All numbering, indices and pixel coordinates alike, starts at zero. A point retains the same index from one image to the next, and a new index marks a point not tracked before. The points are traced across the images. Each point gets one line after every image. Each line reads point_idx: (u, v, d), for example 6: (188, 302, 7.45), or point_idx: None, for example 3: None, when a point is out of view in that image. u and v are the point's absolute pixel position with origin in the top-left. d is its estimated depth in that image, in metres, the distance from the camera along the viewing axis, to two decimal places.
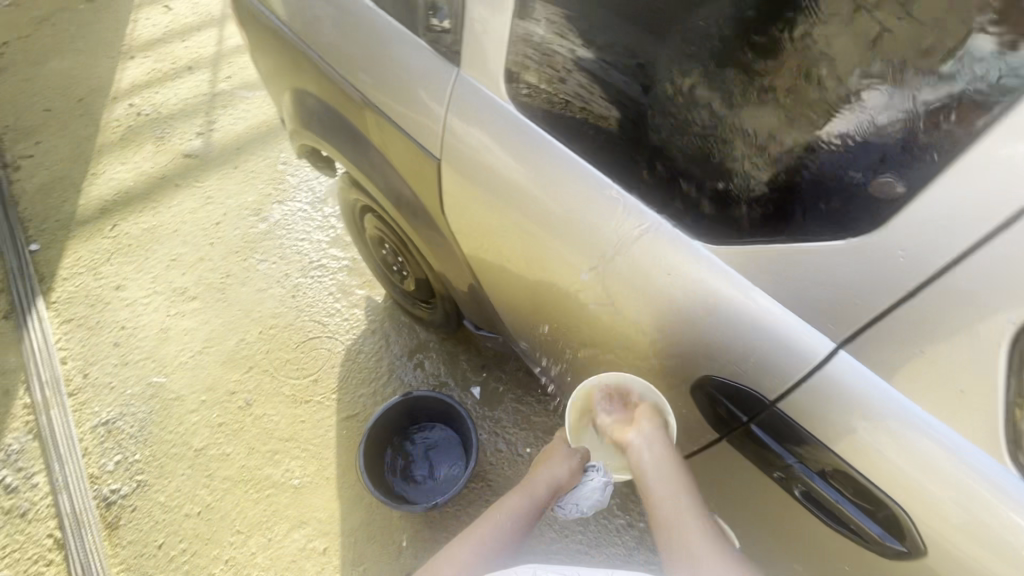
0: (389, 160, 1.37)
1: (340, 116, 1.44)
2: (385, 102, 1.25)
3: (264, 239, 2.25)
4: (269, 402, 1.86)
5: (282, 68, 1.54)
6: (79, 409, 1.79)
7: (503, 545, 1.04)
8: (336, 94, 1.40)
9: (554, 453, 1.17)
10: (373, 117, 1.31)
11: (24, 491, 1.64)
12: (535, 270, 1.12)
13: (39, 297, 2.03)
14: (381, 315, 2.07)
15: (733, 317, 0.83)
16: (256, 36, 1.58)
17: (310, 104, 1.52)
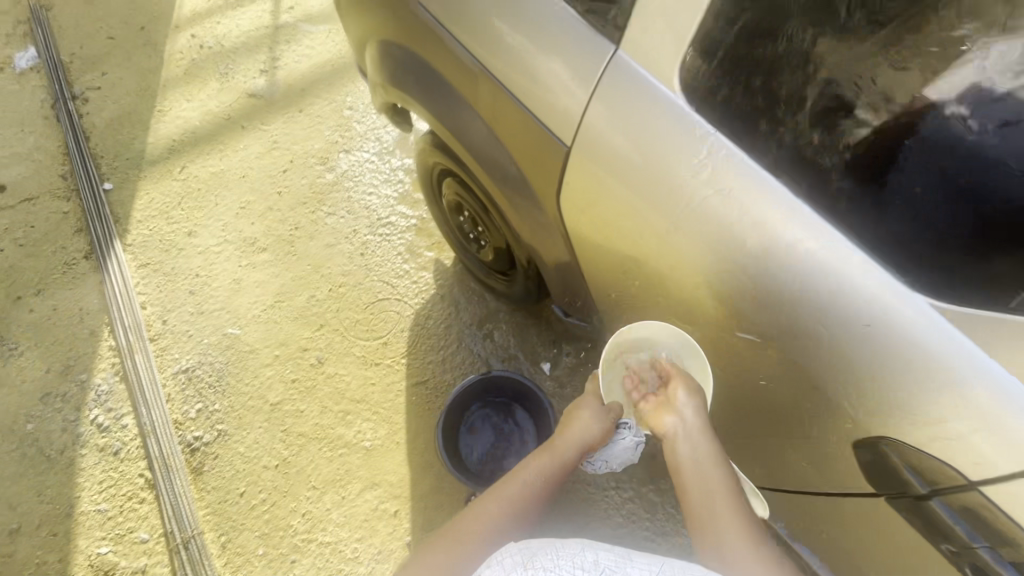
0: (490, 127, 1.22)
1: (435, 75, 1.30)
2: (500, 65, 1.11)
3: (331, 191, 2.18)
4: (340, 362, 1.86)
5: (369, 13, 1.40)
6: (161, 355, 1.84)
7: (541, 490, 1.04)
8: (435, 52, 1.26)
9: (587, 407, 1.16)
10: (479, 80, 1.17)
11: (115, 432, 1.71)
12: (665, 274, 1.02)
13: (116, 239, 2.04)
14: (450, 280, 2.01)
15: (942, 384, 0.76)
16: None
17: (397, 56, 1.38)
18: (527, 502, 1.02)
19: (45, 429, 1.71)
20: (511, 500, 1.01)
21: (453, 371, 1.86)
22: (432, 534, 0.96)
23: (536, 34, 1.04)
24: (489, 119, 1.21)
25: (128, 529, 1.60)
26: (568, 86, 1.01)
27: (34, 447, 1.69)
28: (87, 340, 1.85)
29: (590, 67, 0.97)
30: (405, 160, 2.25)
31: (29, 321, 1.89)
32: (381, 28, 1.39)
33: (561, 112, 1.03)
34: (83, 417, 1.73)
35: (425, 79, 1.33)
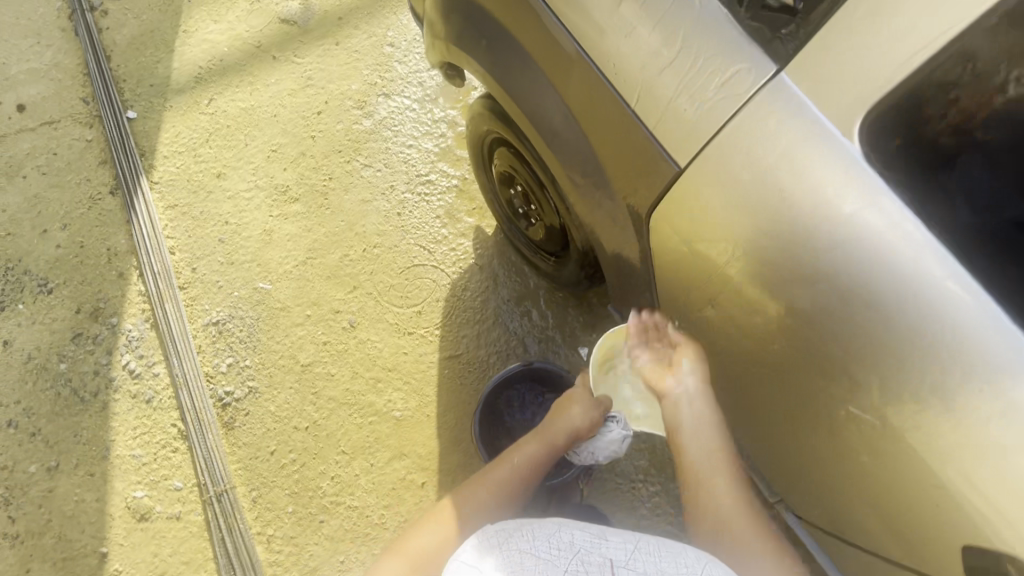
0: (572, 109, 1.06)
1: (510, 41, 1.13)
2: (601, 40, 0.96)
3: (368, 139, 2.03)
4: (372, 327, 1.81)
5: None
6: (191, 305, 1.79)
7: (527, 483, 1.15)
8: (516, 12, 1.09)
9: (576, 403, 1.24)
10: (570, 54, 1.02)
11: (147, 379, 1.70)
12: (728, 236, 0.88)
13: (143, 176, 1.94)
14: (490, 250, 1.91)
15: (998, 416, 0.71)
16: None
17: (463, 4, 1.22)
18: (515, 485, 1.13)
19: (77, 370, 1.70)
20: (506, 488, 1.12)
21: (488, 348, 1.80)
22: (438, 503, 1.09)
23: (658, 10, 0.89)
24: (571, 101, 1.06)
25: (162, 476, 1.63)
26: (684, 81, 0.87)
27: (67, 387, 1.69)
28: (116, 282, 1.80)
29: (719, 62, 0.84)
30: (449, 111, 2.07)
31: (56, 257, 1.83)
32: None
33: (666, 107, 0.90)
34: (115, 362, 1.71)
35: (496, 43, 1.17)
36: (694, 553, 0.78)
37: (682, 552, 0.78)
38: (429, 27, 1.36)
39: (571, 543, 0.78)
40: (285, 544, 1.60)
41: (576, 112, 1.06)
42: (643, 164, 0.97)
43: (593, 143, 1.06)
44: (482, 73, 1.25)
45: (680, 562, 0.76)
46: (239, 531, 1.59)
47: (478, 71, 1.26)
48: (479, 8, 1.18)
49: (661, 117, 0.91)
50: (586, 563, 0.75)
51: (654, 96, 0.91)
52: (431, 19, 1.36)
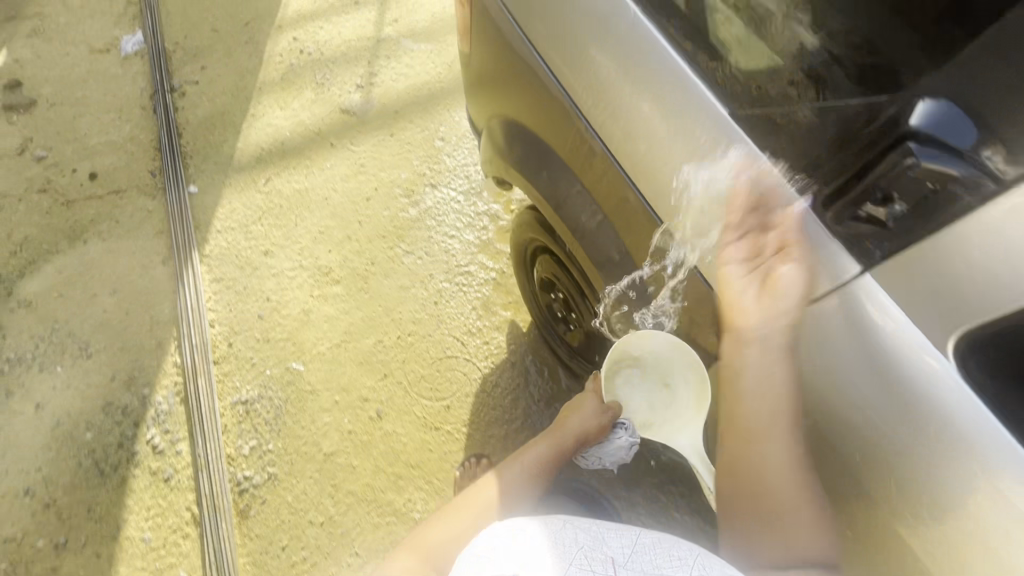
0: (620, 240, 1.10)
1: (563, 168, 1.19)
2: (643, 179, 0.95)
3: (412, 227, 2.08)
4: (399, 419, 1.78)
5: (502, 86, 1.30)
6: (223, 381, 1.80)
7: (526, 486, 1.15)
8: (568, 143, 1.14)
9: (585, 405, 1.22)
10: (618, 189, 1.03)
11: (169, 457, 1.68)
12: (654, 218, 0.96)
13: (195, 249, 2.01)
14: (523, 347, 1.89)
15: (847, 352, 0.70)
16: (481, 42, 1.33)
17: (526, 136, 1.28)
18: (519, 483, 1.14)
19: (102, 441, 1.69)
20: (506, 489, 1.13)
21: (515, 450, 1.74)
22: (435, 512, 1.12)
23: (671, 133, 0.86)
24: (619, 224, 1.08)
25: (169, 564, 1.57)
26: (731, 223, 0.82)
27: (89, 458, 1.67)
28: (153, 352, 1.83)
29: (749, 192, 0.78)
30: (492, 205, 2.14)
31: (100, 322, 1.87)
32: (510, 99, 1.29)
33: (705, 250, 0.87)
34: (140, 435, 1.70)
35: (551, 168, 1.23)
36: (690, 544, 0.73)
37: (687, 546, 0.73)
38: (491, 148, 1.43)
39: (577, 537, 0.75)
40: None
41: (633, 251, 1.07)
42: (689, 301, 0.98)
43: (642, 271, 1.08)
44: (533, 192, 1.32)
45: (676, 556, 0.71)
46: None
47: (537, 197, 1.31)
48: (541, 142, 1.23)
49: (701, 259, 0.89)
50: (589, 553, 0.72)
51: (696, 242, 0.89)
52: (492, 140, 1.43)
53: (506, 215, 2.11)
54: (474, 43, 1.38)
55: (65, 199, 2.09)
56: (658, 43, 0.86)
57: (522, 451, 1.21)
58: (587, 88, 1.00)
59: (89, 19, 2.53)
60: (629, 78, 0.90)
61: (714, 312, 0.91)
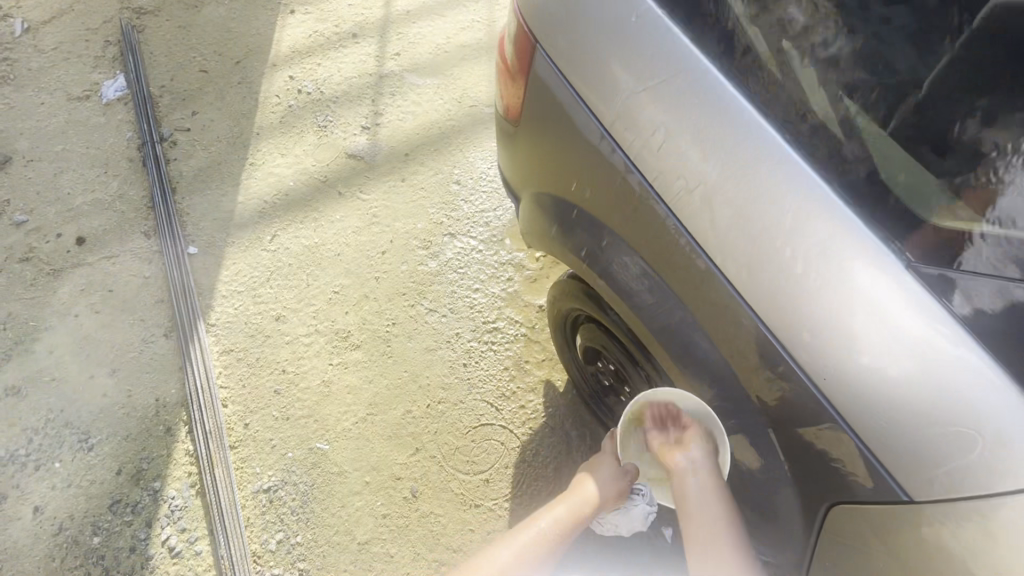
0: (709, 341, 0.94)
1: (631, 253, 1.03)
2: (737, 268, 0.84)
3: (433, 282, 1.96)
4: (435, 498, 1.65)
5: (561, 167, 1.12)
6: (241, 467, 1.66)
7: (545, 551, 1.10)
8: (641, 225, 0.98)
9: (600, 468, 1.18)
10: (708, 283, 0.89)
11: (187, 558, 1.54)
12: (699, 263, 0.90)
13: (200, 318, 1.85)
14: (561, 408, 1.78)
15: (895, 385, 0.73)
16: (532, 115, 1.14)
17: (591, 223, 1.11)
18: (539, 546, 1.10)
19: (111, 545, 1.54)
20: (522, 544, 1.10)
21: None
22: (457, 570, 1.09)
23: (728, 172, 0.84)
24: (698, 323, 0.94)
25: None
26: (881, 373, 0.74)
27: (98, 566, 1.52)
28: (162, 439, 1.68)
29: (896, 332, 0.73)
30: (515, 253, 2.02)
31: (100, 407, 1.72)
32: (559, 167, 1.13)
33: (827, 357, 0.77)
34: (154, 536, 1.56)
35: (615, 251, 1.06)
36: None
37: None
38: (540, 225, 1.26)
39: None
40: None
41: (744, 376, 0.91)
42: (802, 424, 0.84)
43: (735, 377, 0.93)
44: (588, 271, 1.16)
45: None
46: None
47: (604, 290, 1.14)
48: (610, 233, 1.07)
49: (813, 359, 0.78)
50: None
51: (818, 350, 0.78)
52: (540, 216, 1.26)
53: (531, 264, 2.00)
54: (524, 112, 1.16)
55: (51, 268, 1.92)
56: (744, 116, 0.84)
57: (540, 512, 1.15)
58: (674, 168, 0.89)
59: (65, 63, 2.34)
60: (721, 159, 0.84)
61: (839, 436, 0.78)
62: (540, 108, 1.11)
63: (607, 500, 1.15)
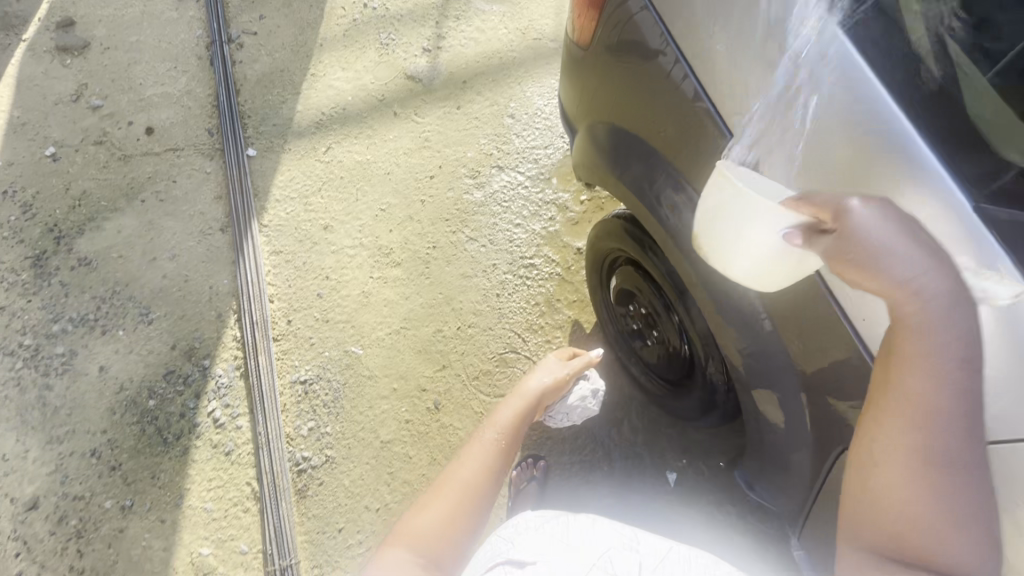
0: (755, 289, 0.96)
1: (689, 193, 1.02)
2: None
3: (477, 212, 1.99)
4: (456, 413, 1.75)
5: (629, 94, 1.10)
6: (282, 359, 1.79)
7: (496, 462, 1.15)
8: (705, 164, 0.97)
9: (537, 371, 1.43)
10: None
11: (229, 431, 1.70)
12: None
13: (254, 218, 1.95)
14: (586, 349, 1.83)
15: None
16: (608, 40, 1.13)
17: (649, 155, 1.10)
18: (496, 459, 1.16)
19: (164, 409, 1.71)
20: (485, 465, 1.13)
21: (572, 454, 1.73)
22: (406, 512, 1.04)
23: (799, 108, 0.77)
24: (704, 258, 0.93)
25: (229, 535, 1.61)
26: None
27: (152, 425, 1.70)
28: (213, 323, 1.81)
29: None
30: (561, 194, 2.02)
31: (161, 287, 1.86)
32: (628, 100, 1.12)
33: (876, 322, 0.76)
34: (201, 407, 1.72)
35: (671, 190, 1.05)
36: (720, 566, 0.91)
37: (702, 558, 0.92)
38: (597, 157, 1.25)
39: (602, 534, 0.96)
40: None
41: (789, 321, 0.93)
42: (839, 376, 0.87)
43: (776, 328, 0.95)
44: (639, 207, 1.15)
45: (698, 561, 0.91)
46: None
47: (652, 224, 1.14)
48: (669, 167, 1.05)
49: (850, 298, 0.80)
50: (610, 553, 0.91)
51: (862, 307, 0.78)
52: (597, 147, 1.25)
53: (575, 206, 2.00)
54: (600, 38, 1.15)
55: (121, 154, 2.03)
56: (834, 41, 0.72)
57: (491, 419, 1.26)
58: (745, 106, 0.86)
59: None
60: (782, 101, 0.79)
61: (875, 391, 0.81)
62: (620, 34, 1.10)
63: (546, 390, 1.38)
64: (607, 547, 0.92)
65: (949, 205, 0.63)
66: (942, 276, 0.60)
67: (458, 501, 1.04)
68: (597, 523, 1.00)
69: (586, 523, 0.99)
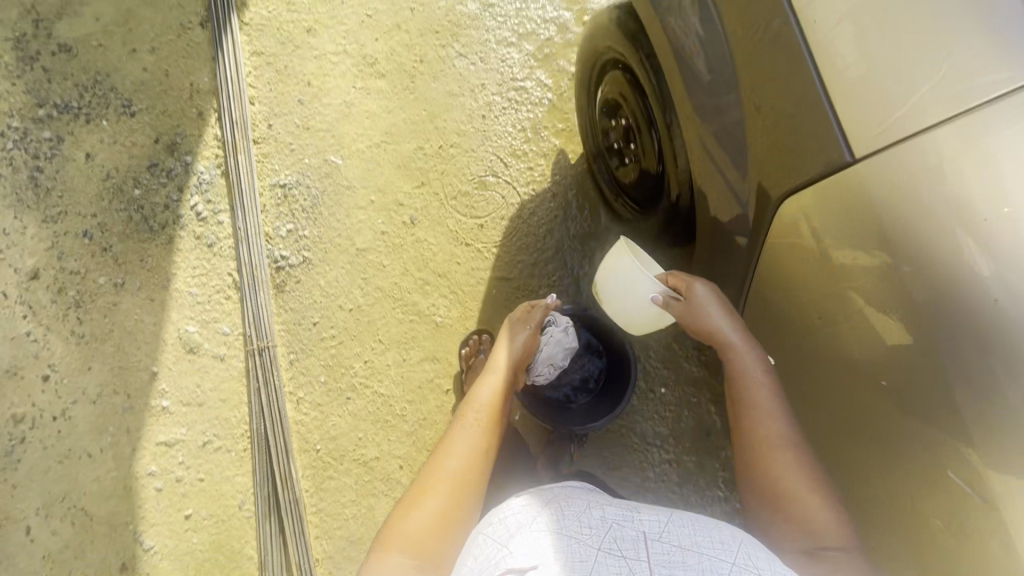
0: (733, 58, 1.02)
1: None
2: None
3: (469, 26, 1.85)
4: (430, 229, 1.77)
5: None
6: (262, 162, 1.79)
7: (487, 439, 1.08)
8: None
9: (508, 332, 1.25)
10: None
11: (211, 225, 1.75)
12: None
13: (234, 13, 1.84)
14: (568, 179, 1.79)
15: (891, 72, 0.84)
16: None
17: None
18: (487, 437, 1.08)
19: (150, 199, 1.76)
20: (476, 451, 1.05)
21: (541, 278, 1.76)
22: (405, 493, 1.00)
23: None
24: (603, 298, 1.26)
25: (213, 318, 1.73)
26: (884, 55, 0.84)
27: (139, 213, 1.75)
28: (194, 121, 1.80)
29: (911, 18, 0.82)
30: (562, 13, 1.85)
31: (142, 80, 1.81)
32: None
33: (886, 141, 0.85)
34: (184, 200, 1.76)
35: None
36: (730, 532, 0.85)
37: (703, 525, 0.85)
38: None
39: (601, 518, 0.86)
40: (312, 409, 1.71)
41: (756, 84, 0.99)
42: (796, 129, 0.94)
43: (742, 103, 1.02)
44: None
45: (718, 540, 0.82)
46: (273, 387, 1.70)
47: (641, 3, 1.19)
48: None
49: (826, 42, 0.88)
50: (619, 535, 0.83)
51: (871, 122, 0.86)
52: None
53: (576, 27, 1.84)
54: None
55: None
56: None
57: (471, 396, 1.14)
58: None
59: None
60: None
61: (831, 137, 0.90)
62: None
63: (523, 355, 1.23)
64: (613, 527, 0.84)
65: None
66: (751, 356, 1.08)
67: (452, 495, 0.98)
68: (593, 506, 0.90)
69: (560, 514, 0.87)
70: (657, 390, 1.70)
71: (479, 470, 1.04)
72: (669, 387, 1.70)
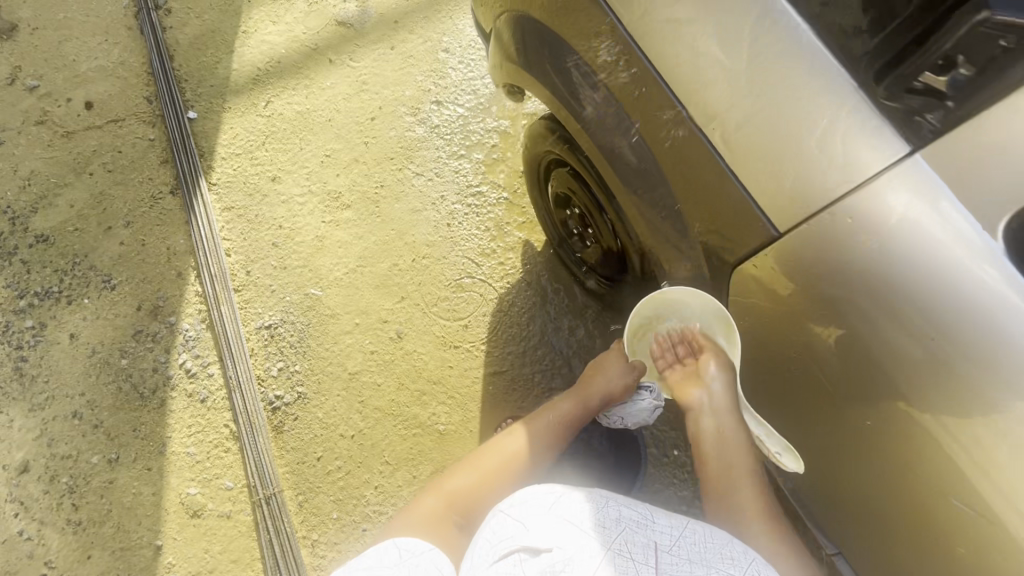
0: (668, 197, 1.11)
1: (598, 81, 1.18)
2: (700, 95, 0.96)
3: (420, 147, 2.02)
4: (417, 339, 1.82)
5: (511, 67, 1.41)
6: (245, 308, 1.84)
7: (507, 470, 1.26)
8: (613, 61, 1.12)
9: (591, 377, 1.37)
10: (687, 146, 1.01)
11: (202, 379, 1.76)
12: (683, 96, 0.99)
13: (202, 177, 1.97)
14: (538, 266, 1.88)
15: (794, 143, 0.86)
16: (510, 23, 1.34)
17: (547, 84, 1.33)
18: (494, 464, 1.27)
19: (137, 366, 1.77)
20: (481, 475, 1.25)
21: (533, 364, 1.79)
22: (428, 491, 1.23)
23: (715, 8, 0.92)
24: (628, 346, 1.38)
25: (214, 475, 1.69)
26: (774, 151, 0.88)
27: (128, 382, 1.76)
28: (174, 282, 1.86)
29: (802, 114, 0.85)
30: (501, 121, 2.05)
31: (119, 253, 1.89)
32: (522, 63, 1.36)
33: (780, 160, 0.88)
34: (172, 360, 1.78)
35: (580, 79, 1.23)
36: (741, 549, 0.85)
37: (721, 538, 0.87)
38: (511, 77, 1.44)
39: (614, 517, 0.86)
40: (328, 550, 1.64)
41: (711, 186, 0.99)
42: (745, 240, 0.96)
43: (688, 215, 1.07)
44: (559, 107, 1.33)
45: (729, 555, 0.84)
46: (285, 534, 1.63)
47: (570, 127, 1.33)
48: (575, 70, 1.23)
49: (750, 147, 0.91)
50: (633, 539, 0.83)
51: (746, 165, 0.92)
52: (507, 77, 1.46)
53: (516, 132, 2.03)
54: (503, 23, 1.37)
55: (64, 130, 2.03)
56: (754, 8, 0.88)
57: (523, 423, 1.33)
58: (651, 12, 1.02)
59: None
60: (727, 23, 0.91)
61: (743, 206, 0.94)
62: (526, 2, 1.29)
63: (546, 444, 1.30)
64: (621, 526, 0.85)
65: (822, 76, 0.83)
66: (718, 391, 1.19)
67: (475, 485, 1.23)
68: (609, 501, 0.90)
69: (626, 502, 0.90)
70: (671, 453, 1.71)
71: (477, 490, 1.23)
72: (681, 447, 1.71)
